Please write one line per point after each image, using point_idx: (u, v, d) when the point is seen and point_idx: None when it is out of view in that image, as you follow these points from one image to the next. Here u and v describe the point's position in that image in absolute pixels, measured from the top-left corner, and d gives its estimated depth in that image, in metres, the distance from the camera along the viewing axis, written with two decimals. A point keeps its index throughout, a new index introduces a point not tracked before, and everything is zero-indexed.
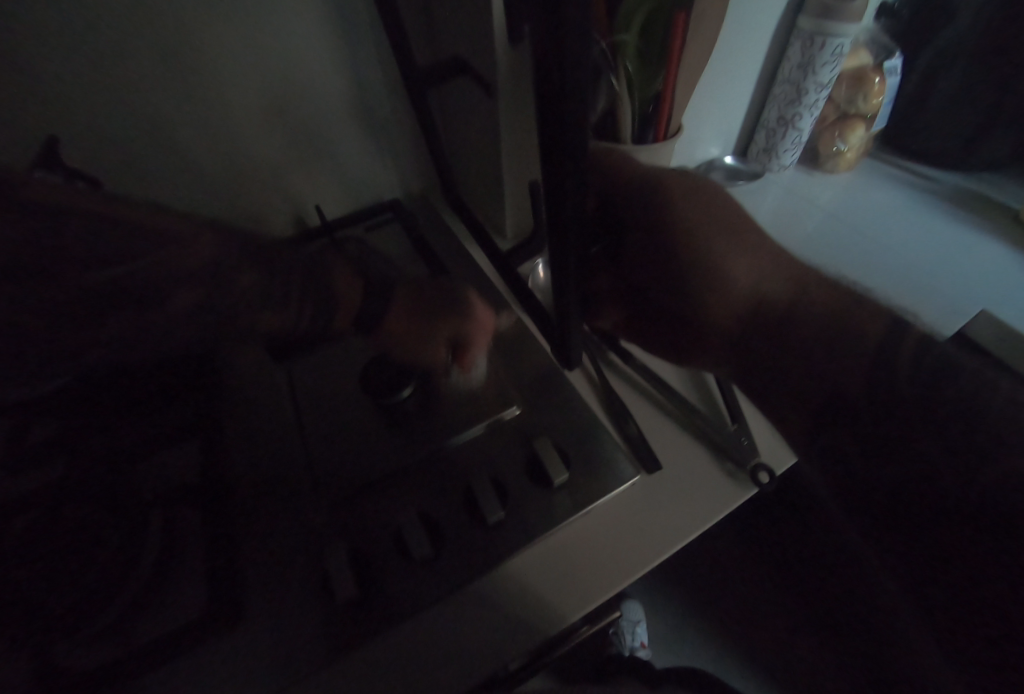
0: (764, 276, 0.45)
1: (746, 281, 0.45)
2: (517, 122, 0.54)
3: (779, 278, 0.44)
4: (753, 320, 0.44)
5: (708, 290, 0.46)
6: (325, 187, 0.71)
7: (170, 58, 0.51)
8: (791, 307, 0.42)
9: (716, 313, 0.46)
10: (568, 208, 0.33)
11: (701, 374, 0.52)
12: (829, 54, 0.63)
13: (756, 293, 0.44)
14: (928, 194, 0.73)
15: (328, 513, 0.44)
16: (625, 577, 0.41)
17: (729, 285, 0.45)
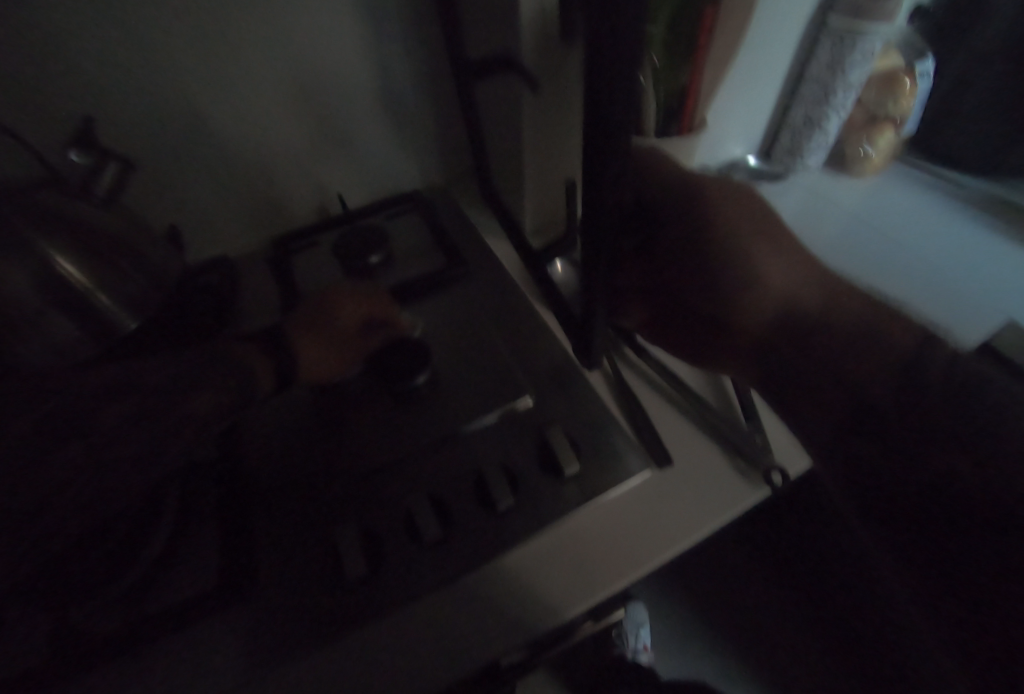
0: (801, 280, 0.41)
1: (779, 280, 0.41)
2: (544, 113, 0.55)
3: (814, 284, 0.41)
4: (784, 323, 0.40)
5: (744, 289, 0.41)
6: (349, 175, 0.72)
7: (200, 44, 0.52)
8: (826, 315, 0.39)
9: (754, 319, 0.41)
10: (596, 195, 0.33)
11: (716, 377, 0.52)
12: (860, 54, 0.62)
13: (789, 294, 0.41)
14: (956, 200, 0.72)
15: (339, 494, 0.45)
16: (631, 572, 0.41)
17: (763, 283, 0.41)
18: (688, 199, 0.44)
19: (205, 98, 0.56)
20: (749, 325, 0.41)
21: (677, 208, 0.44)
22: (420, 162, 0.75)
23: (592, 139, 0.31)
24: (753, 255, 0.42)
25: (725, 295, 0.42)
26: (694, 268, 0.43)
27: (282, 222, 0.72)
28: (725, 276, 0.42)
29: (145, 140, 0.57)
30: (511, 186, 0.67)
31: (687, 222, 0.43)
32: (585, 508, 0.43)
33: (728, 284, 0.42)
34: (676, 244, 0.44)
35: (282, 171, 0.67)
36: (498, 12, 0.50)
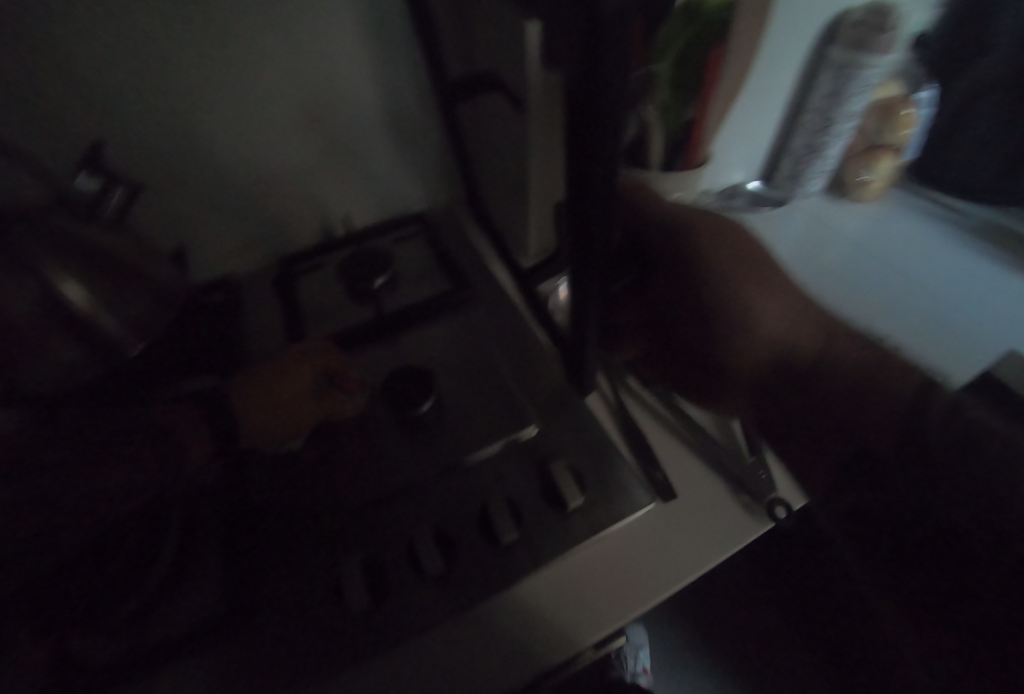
0: (797, 325, 0.44)
1: (777, 326, 0.44)
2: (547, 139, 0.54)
3: (807, 330, 0.43)
4: (773, 367, 0.43)
5: (730, 334, 0.44)
6: (353, 196, 0.72)
7: (207, 68, 0.53)
8: (817, 363, 0.42)
9: (738, 359, 0.44)
10: (594, 229, 0.33)
11: (729, 423, 0.51)
12: (860, 85, 0.63)
13: (780, 342, 0.43)
14: (955, 228, 0.72)
15: (339, 523, 0.45)
16: (632, 608, 0.41)
17: (759, 328, 0.44)
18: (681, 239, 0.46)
19: (212, 120, 0.57)
20: (746, 366, 0.44)
21: (672, 245, 0.46)
22: (425, 184, 0.76)
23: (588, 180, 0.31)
24: (750, 301, 0.44)
25: (727, 337, 0.44)
26: (687, 304, 0.46)
27: (286, 242, 0.72)
28: (723, 317, 0.45)
29: (151, 162, 0.57)
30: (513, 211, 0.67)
31: (681, 263, 0.46)
32: (587, 542, 0.43)
33: (725, 325, 0.44)
34: (665, 282, 0.47)
35: (288, 192, 0.67)
36: (503, 44, 0.51)
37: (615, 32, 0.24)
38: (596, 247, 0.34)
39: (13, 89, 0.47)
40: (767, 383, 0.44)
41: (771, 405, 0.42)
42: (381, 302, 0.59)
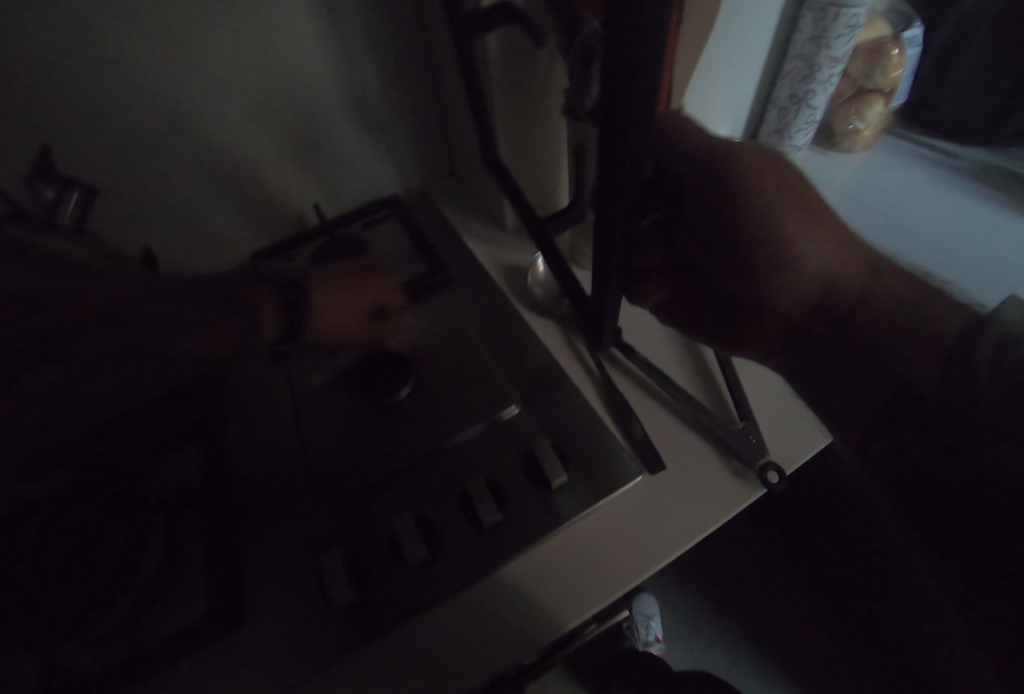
0: (841, 268, 0.39)
1: (818, 263, 0.39)
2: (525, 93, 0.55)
3: (854, 265, 0.39)
4: (822, 304, 0.39)
5: (776, 270, 0.40)
6: (323, 185, 0.70)
7: (163, 60, 0.51)
8: (865, 297, 0.38)
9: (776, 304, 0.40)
10: (622, 180, 0.32)
11: (702, 351, 0.52)
12: (844, 26, 0.60)
13: (826, 274, 0.39)
14: (948, 170, 0.70)
15: (325, 516, 0.44)
16: (626, 582, 0.41)
17: (802, 264, 0.39)
18: (716, 173, 0.41)
19: (170, 116, 0.55)
20: (784, 310, 0.41)
21: (705, 176, 0.41)
22: (397, 165, 0.74)
23: (611, 126, 0.30)
24: (791, 237, 0.39)
25: (764, 281, 0.40)
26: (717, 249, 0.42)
27: (260, 233, 0.70)
28: (760, 257, 0.40)
29: (112, 164, 0.55)
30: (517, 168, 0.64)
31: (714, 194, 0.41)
32: (579, 516, 0.42)
33: (762, 260, 0.40)
34: (693, 215, 0.43)
35: (256, 183, 0.65)
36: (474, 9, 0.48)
37: None
38: (623, 198, 0.33)
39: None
40: (806, 326, 0.40)
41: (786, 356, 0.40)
42: None
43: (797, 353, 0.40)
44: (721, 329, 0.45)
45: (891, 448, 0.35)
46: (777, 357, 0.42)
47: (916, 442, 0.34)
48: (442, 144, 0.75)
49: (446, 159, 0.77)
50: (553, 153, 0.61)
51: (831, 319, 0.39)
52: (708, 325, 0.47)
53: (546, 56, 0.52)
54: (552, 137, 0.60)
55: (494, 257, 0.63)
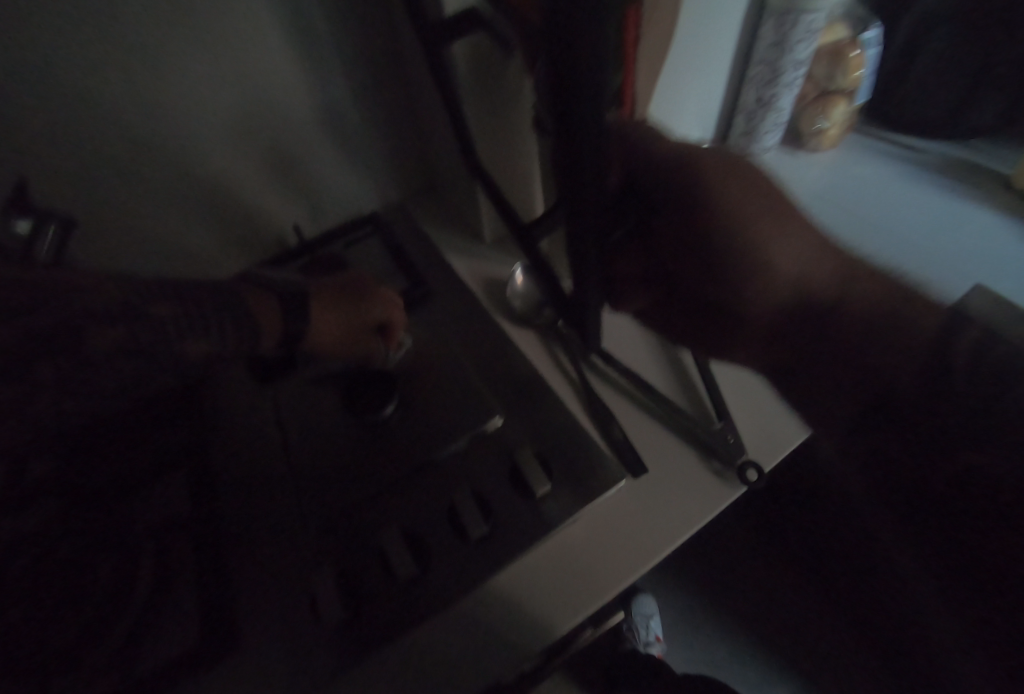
0: (806, 263, 0.40)
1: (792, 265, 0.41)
2: (493, 100, 0.56)
3: (826, 265, 0.41)
4: (799, 308, 0.41)
5: (751, 277, 0.41)
6: (303, 205, 0.71)
7: (135, 87, 0.51)
8: (837, 294, 0.39)
9: (751, 306, 0.43)
10: (586, 185, 0.33)
11: (679, 356, 0.53)
12: (804, 31, 0.62)
13: (799, 276, 0.41)
14: (913, 165, 0.72)
15: (314, 536, 0.44)
16: (616, 585, 0.41)
17: (774, 270, 0.41)
18: (681, 180, 0.40)
19: (144, 143, 0.55)
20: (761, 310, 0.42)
21: (673, 181, 0.41)
22: (375, 183, 0.75)
23: (571, 138, 0.31)
24: (756, 237, 0.40)
25: (742, 285, 0.42)
26: (694, 257, 0.43)
27: (241, 254, 0.71)
28: (731, 262, 0.42)
29: (90, 191, 0.55)
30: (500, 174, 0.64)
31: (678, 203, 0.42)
32: (566, 522, 0.43)
33: (742, 270, 0.42)
34: (668, 227, 0.42)
35: (235, 206, 0.66)
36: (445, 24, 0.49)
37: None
38: (592, 201, 0.34)
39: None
40: (783, 327, 0.42)
41: None
42: None
43: None
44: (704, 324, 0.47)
45: (871, 439, 0.36)
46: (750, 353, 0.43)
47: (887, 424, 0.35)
48: (419, 161, 0.76)
49: (424, 175, 0.78)
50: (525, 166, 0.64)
51: (803, 312, 0.40)
52: (681, 325, 0.49)
53: (514, 69, 0.54)
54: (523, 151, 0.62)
55: (475, 270, 0.64)
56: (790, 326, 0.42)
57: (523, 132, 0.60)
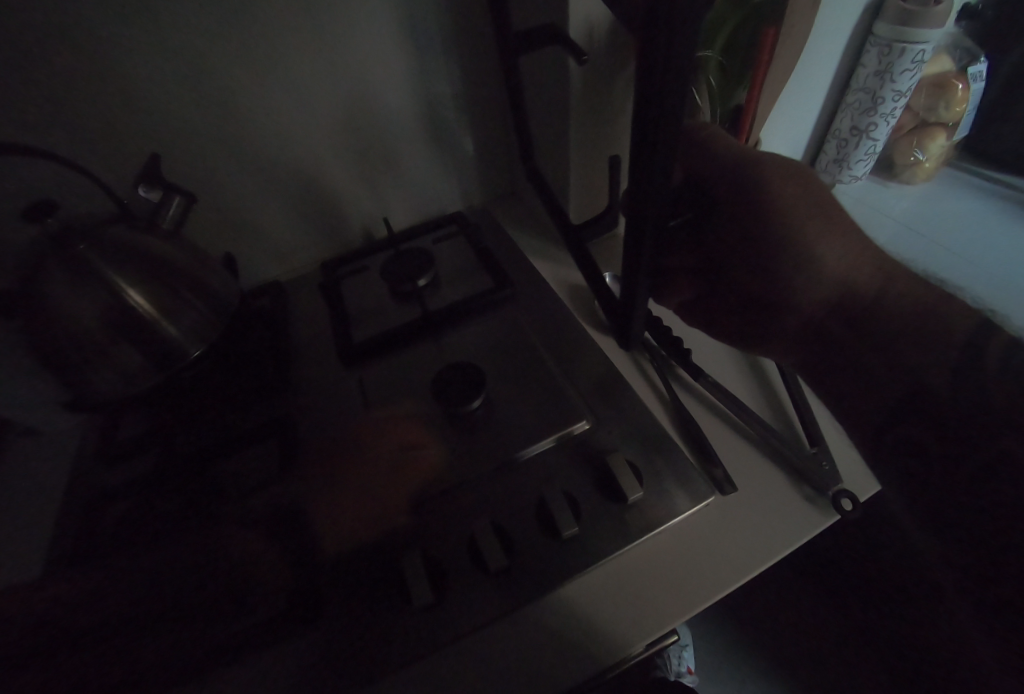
0: (858, 263, 0.40)
1: (837, 265, 0.40)
2: (601, 109, 0.57)
3: (869, 268, 0.39)
4: (840, 307, 0.39)
5: (792, 271, 0.41)
6: (392, 201, 0.73)
7: (257, 76, 0.55)
8: (886, 298, 0.38)
9: (795, 298, 0.41)
10: (657, 196, 0.34)
11: (762, 372, 0.53)
12: (910, 60, 0.61)
13: (845, 281, 0.39)
14: (1013, 205, 0.69)
15: (397, 520, 0.45)
16: (696, 602, 0.41)
17: (818, 272, 0.40)
18: (752, 194, 0.42)
19: (256, 128, 0.58)
20: (801, 306, 0.41)
21: (788, 202, 0.42)
22: (460, 186, 0.76)
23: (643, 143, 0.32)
24: (812, 244, 0.40)
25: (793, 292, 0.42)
26: (744, 249, 0.43)
27: (331, 244, 0.73)
28: (777, 256, 0.42)
29: (202, 172, 0.59)
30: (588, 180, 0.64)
31: (747, 198, 0.42)
32: (649, 532, 0.42)
33: (783, 264, 0.41)
34: (722, 218, 0.44)
35: (331, 198, 0.69)
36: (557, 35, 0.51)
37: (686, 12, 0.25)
38: (653, 206, 0.34)
39: (61, 102, 0.49)
40: (823, 326, 0.40)
41: (819, 350, 0.40)
42: (425, 300, 0.60)
43: (835, 353, 0.39)
44: (739, 319, 0.45)
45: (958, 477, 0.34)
46: (805, 353, 0.42)
47: (941, 448, 0.33)
48: (505, 165, 0.77)
49: (507, 182, 0.79)
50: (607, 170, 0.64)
51: (851, 317, 0.38)
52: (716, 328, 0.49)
53: (622, 81, 0.55)
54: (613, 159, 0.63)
55: (557, 274, 0.65)
56: (833, 330, 0.40)
57: (617, 136, 0.60)
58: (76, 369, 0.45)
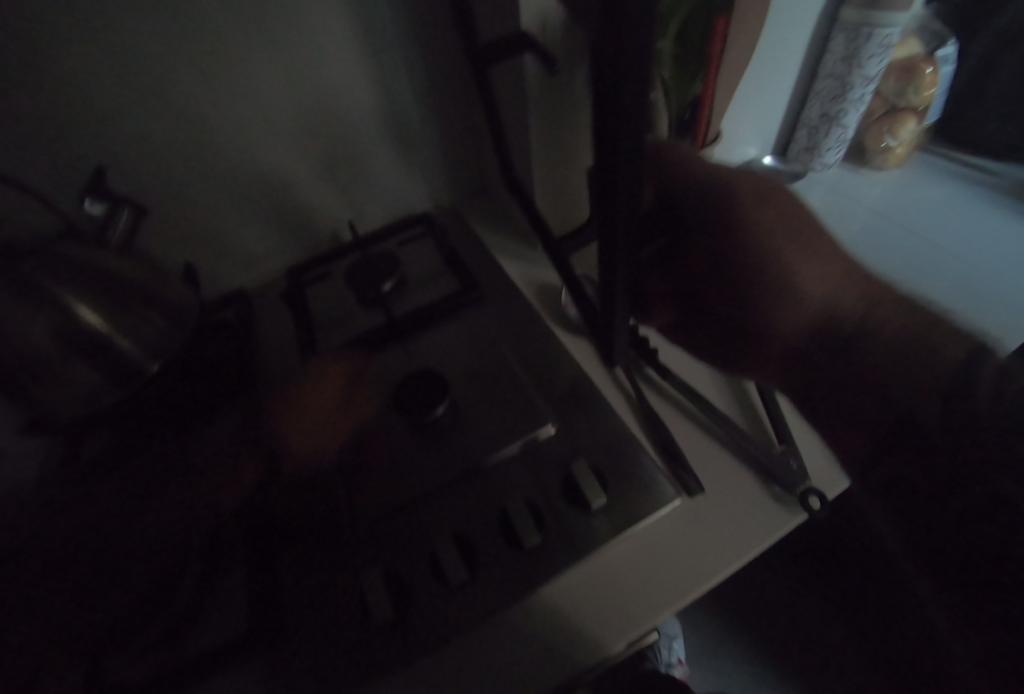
0: (839, 289, 0.41)
1: (818, 293, 0.40)
2: (560, 109, 0.56)
3: (851, 292, 0.41)
4: (822, 338, 0.40)
5: (775, 301, 0.41)
6: (358, 205, 0.72)
7: (208, 80, 0.53)
8: (865, 322, 0.39)
9: (779, 324, 0.41)
10: (623, 214, 0.32)
11: (736, 379, 0.52)
12: (877, 45, 0.60)
13: (824, 310, 0.40)
14: (983, 188, 0.69)
15: (361, 534, 0.44)
16: (666, 606, 0.40)
17: (799, 298, 0.41)
18: (715, 204, 0.42)
19: (209, 135, 0.57)
20: (784, 336, 0.41)
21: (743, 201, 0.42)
22: (428, 186, 0.75)
23: (608, 157, 0.29)
24: (793, 271, 0.41)
25: (764, 306, 0.42)
26: (724, 276, 0.43)
27: (297, 249, 0.72)
28: (756, 285, 0.41)
29: (156, 181, 0.57)
30: (553, 185, 0.63)
31: (721, 225, 0.42)
32: (619, 537, 0.42)
33: (763, 294, 0.41)
34: (695, 244, 0.43)
35: (296, 203, 0.67)
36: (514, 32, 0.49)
37: (622, 14, 0.24)
38: (623, 226, 0.32)
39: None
40: (803, 354, 0.41)
41: (804, 372, 0.41)
42: (391, 306, 0.58)
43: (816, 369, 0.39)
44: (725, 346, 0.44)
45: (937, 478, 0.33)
46: (791, 376, 0.42)
47: None
48: (473, 163, 0.76)
49: (476, 180, 0.78)
50: (577, 171, 0.63)
51: (833, 344, 0.40)
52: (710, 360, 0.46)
53: (581, 78, 0.54)
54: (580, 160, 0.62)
55: (526, 274, 0.64)
56: (818, 357, 0.41)
57: (579, 140, 0.60)
58: (21, 396, 0.43)
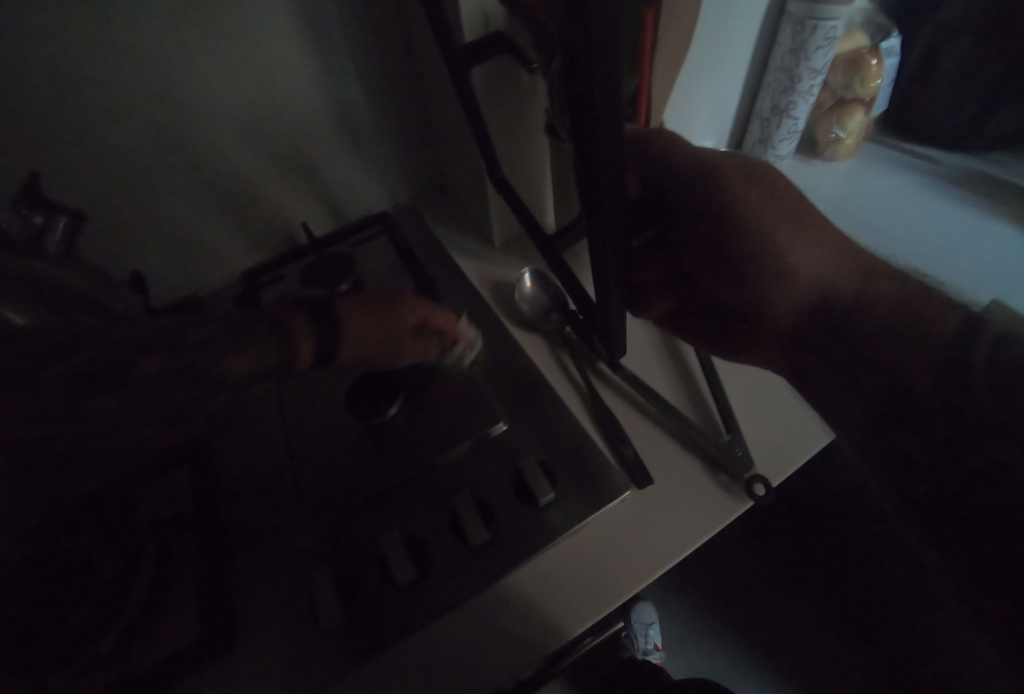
0: (836, 261, 0.40)
1: (814, 265, 0.40)
2: (509, 108, 0.56)
3: (846, 270, 0.39)
4: (813, 315, 0.40)
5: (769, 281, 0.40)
6: (313, 205, 0.71)
7: (148, 83, 0.52)
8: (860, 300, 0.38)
9: (778, 308, 0.41)
10: (604, 207, 0.29)
11: (689, 368, 0.53)
12: (821, 38, 0.61)
13: (820, 286, 0.39)
14: (928, 177, 0.71)
15: (314, 538, 0.44)
16: (617, 597, 0.40)
17: (796, 273, 0.40)
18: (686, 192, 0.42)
19: (152, 138, 0.55)
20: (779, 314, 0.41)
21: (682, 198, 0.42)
22: (386, 185, 0.74)
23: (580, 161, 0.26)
24: (783, 243, 0.40)
25: (758, 289, 0.41)
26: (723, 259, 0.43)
27: (252, 251, 0.70)
28: (750, 270, 0.41)
29: (98, 186, 0.56)
30: (518, 182, 0.64)
31: (708, 208, 0.41)
32: (570, 532, 0.42)
33: (759, 278, 0.41)
34: (689, 231, 0.44)
35: (247, 204, 0.66)
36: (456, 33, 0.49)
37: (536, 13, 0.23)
38: (606, 218, 0.30)
39: None
40: (800, 330, 0.40)
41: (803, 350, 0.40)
42: None
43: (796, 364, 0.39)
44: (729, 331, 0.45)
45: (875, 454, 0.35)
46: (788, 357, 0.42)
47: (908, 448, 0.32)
48: (431, 162, 0.75)
49: (434, 179, 0.77)
50: (533, 168, 0.63)
51: (828, 321, 0.39)
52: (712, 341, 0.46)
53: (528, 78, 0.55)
54: (535, 152, 0.62)
55: (482, 273, 0.64)
56: (814, 333, 0.40)
57: (532, 137, 0.60)
58: None
